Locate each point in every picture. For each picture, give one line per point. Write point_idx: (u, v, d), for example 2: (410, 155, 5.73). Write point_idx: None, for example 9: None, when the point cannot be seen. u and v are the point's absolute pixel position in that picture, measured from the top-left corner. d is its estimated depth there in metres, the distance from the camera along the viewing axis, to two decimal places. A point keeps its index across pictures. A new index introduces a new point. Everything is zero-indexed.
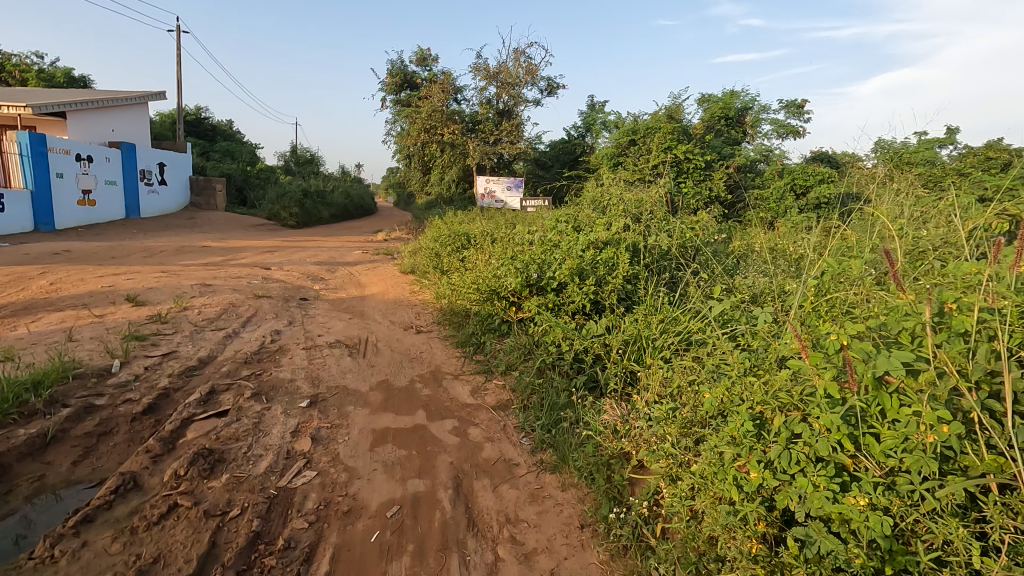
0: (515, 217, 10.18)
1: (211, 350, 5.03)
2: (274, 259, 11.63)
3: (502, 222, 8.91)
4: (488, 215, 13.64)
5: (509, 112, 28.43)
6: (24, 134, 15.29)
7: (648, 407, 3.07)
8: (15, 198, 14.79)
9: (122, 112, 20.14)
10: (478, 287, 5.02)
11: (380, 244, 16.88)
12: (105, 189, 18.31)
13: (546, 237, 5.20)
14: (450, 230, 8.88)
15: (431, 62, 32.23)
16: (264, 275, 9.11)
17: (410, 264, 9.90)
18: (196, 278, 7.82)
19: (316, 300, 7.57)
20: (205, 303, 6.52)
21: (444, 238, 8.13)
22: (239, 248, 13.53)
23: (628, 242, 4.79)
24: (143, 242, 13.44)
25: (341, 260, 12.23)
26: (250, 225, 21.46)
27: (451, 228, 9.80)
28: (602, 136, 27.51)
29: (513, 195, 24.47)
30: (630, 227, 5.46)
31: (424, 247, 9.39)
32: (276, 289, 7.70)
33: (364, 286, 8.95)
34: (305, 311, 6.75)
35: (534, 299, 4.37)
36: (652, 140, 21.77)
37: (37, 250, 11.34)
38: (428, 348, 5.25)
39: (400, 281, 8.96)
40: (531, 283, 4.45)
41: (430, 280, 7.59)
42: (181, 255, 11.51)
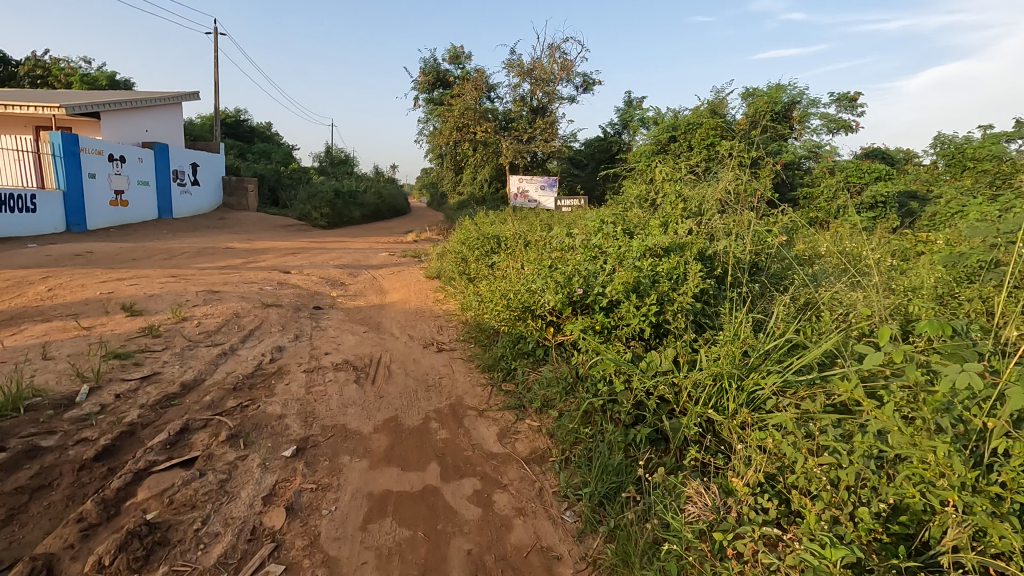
0: (551, 218, 9.35)
1: (199, 372, 4.33)
2: (296, 261, 11.11)
3: (536, 223, 8.08)
4: (520, 216, 12.84)
5: (543, 109, 27.62)
6: (57, 134, 15.29)
7: (754, 501, 2.16)
8: (48, 198, 14.83)
9: (155, 112, 20.17)
10: (509, 301, 4.20)
11: (409, 246, 16.32)
12: (137, 189, 18.32)
13: (590, 241, 4.32)
14: (479, 232, 8.12)
15: (465, 59, 31.68)
16: (280, 279, 8.51)
17: (436, 268, 9.18)
18: (204, 283, 7.25)
19: (330, 309, 6.88)
20: (207, 313, 5.89)
21: (472, 241, 7.34)
22: (263, 250, 13.12)
23: (695, 246, 3.88)
24: (168, 244, 13.17)
25: (366, 263, 11.64)
26: (280, 226, 21.24)
27: (480, 229, 9.03)
28: (640, 133, 26.38)
29: (547, 194, 23.64)
30: (693, 230, 4.54)
31: (451, 251, 8.64)
32: (288, 296, 7.05)
33: (385, 292, 8.26)
34: (315, 323, 6.05)
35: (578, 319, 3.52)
36: (694, 136, 20.61)
37: (60, 252, 11.13)
38: (450, 373, 4.45)
39: (424, 288, 8.23)
40: (575, 300, 3.60)
41: (456, 288, 6.82)
42: (202, 257, 11.11)
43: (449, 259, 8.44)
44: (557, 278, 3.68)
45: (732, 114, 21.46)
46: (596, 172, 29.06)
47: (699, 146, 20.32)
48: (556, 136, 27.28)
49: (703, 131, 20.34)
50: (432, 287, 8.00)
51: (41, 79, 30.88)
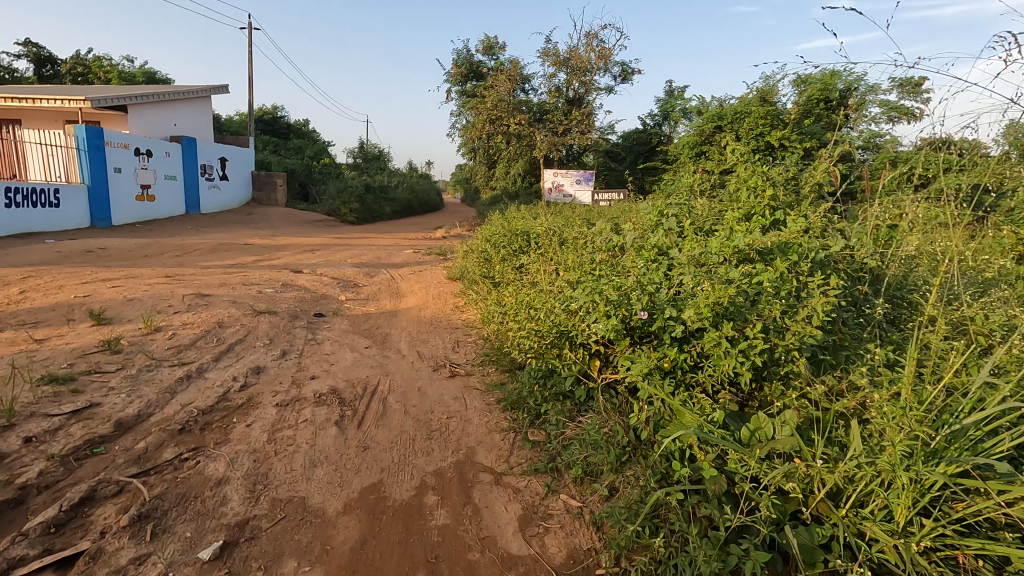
0: (591, 212, 8.26)
1: (146, 405, 3.43)
2: (311, 259, 10.33)
3: (573, 218, 7.00)
4: (555, 211, 11.75)
5: (579, 100, 26.41)
6: (81, 127, 15.04)
7: None
8: (71, 193, 14.60)
9: (184, 105, 19.91)
10: (540, 321, 3.15)
11: (437, 242, 15.43)
12: (164, 184, 18.05)
13: (650, 240, 3.23)
14: (506, 228, 7.10)
15: (499, 50, 30.67)
16: (287, 279, 7.68)
17: (460, 269, 8.20)
18: (197, 285, 6.45)
19: (334, 316, 5.96)
20: (186, 322, 5.03)
21: (497, 239, 6.30)
22: (281, 247, 12.47)
23: (804, 245, 2.75)
24: (185, 240, 12.69)
25: (387, 261, 10.78)
26: (307, 221, 20.70)
27: (509, 225, 8.01)
28: (683, 123, 24.82)
29: (583, 188, 22.43)
30: (786, 222, 3.39)
31: (475, 248, 7.62)
32: (287, 301, 6.17)
33: (400, 296, 7.31)
34: (311, 335, 5.11)
35: (639, 354, 2.44)
36: (743, 125, 19.03)
37: (71, 249, 10.69)
38: (464, 409, 3.43)
39: (444, 291, 7.25)
40: (634, 326, 2.52)
41: (478, 294, 5.79)
42: (214, 254, 10.46)
43: (472, 259, 7.44)
44: (607, 293, 2.59)
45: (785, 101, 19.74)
46: (635, 166, 27.62)
47: (748, 136, 18.73)
48: (593, 127, 26.01)
49: (752, 119, 18.76)
50: (454, 291, 7.02)
51: (82, 76, 31.52)
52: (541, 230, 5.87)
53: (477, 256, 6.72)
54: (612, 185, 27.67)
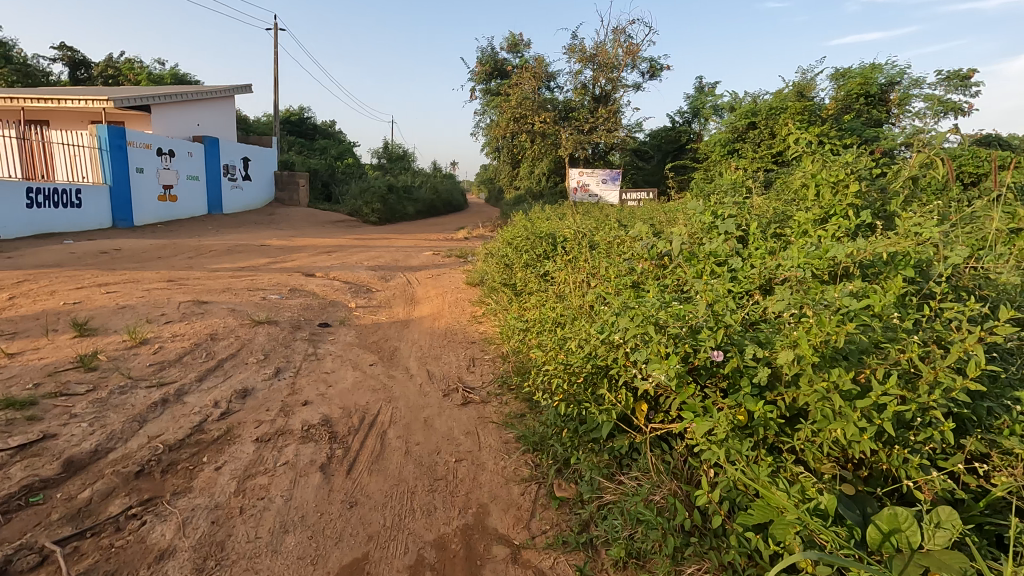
0: (621, 213, 7.63)
1: (106, 438, 2.94)
2: (326, 261, 9.92)
3: (602, 219, 6.39)
4: (581, 212, 11.11)
5: (606, 97, 25.66)
6: (104, 127, 15.01)
7: None
8: (93, 193, 14.56)
9: (207, 105, 19.87)
10: (574, 351, 2.61)
11: (459, 243, 14.93)
12: (186, 184, 18.01)
13: (712, 256, 2.75)
14: (530, 231, 6.53)
15: (524, 47, 30.11)
16: (296, 284, 7.25)
17: (480, 273, 7.65)
18: (197, 290, 6.03)
19: (340, 326, 5.45)
20: (176, 334, 4.57)
21: (519, 242, 5.73)
22: (298, 248, 12.13)
23: (912, 256, 2.17)
24: (202, 241, 12.46)
25: (405, 264, 10.31)
26: (329, 222, 20.45)
27: (533, 227, 7.43)
28: (713, 120, 23.89)
29: (609, 188, 21.72)
30: (868, 225, 2.83)
31: (496, 252, 7.06)
32: (291, 309, 5.69)
33: (415, 303, 6.78)
34: (311, 349, 4.60)
35: (710, 406, 1.89)
36: (778, 122, 18.10)
37: (85, 250, 10.52)
38: (478, 450, 2.88)
39: (462, 298, 6.70)
40: (700, 365, 1.96)
41: (498, 303, 5.23)
42: (228, 256, 10.14)
43: (493, 263, 6.89)
44: (664, 322, 2.03)
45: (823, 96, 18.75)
46: (663, 164, 26.77)
47: (783, 133, 17.81)
48: (620, 125, 25.27)
49: (788, 115, 17.83)
50: (472, 299, 6.47)
51: (113, 78, 32.07)
52: (568, 232, 5.29)
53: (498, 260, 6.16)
54: (639, 184, 26.87)
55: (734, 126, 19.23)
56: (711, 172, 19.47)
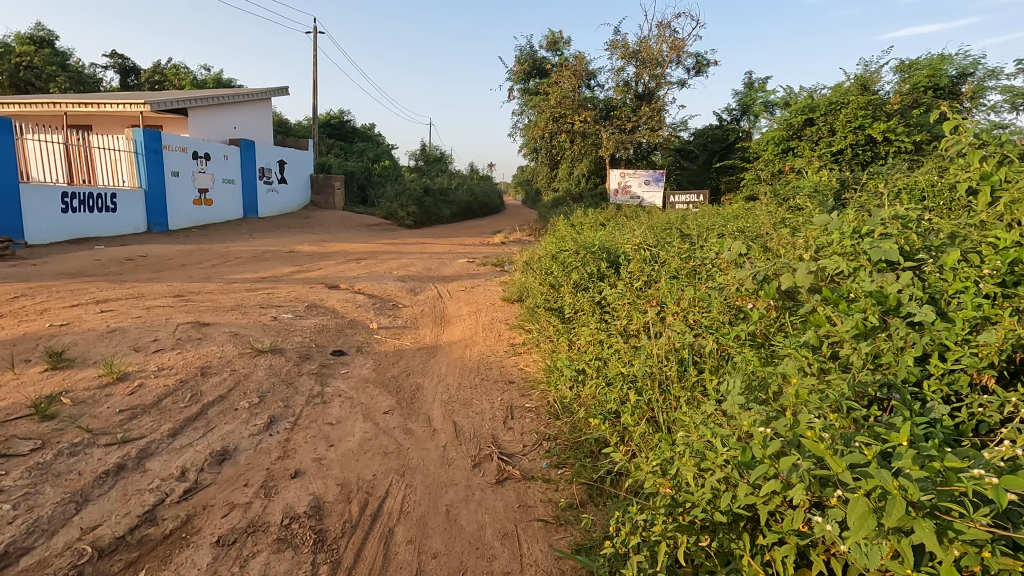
0: (678, 222, 6.66)
1: (24, 532, 2.20)
2: (353, 270, 9.31)
3: (660, 230, 5.47)
4: (627, 220, 10.15)
5: (650, 95, 24.53)
6: (140, 131, 14.97)
7: None
8: (128, 197, 14.50)
9: (244, 109, 19.81)
10: (718, 481, 1.75)
11: (495, 249, 14.14)
12: (221, 188, 17.91)
13: (893, 309, 1.88)
14: (576, 243, 5.69)
15: (563, 45, 29.23)
16: (315, 298, 6.60)
17: (519, 289, 6.81)
18: (202, 309, 5.41)
19: (357, 354, 4.71)
20: (162, 368, 3.89)
21: (567, 252, 4.84)
22: (327, 256, 11.61)
23: None
24: (230, 247, 12.07)
25: (436, 273, 9.60)
26: (363, 225, 20.04)
27: (577, 238, 6.55)
28: (765, 117, 22.39)
29: (653, 190, 20.55)
30: None
31: (538, 264, 6.21)
32: (302, 332, 4.97)
33: (444, 323, 5.98)
34: (317, 389, 3.86)
35: None
36: (839, 116, 16.46)
37: (110, 257, 10.25)
38: (519, 570, 2.09)
39: (498, 319, 5.87)
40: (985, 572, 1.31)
41: (544, 330, 4.37)
42: (253, 264, 9.66)
43: (535, 275, 6.02)
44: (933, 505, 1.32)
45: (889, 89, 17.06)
46: (709, 165, 25.29)
47: (845, 130, 16.15)
48: (664, 124, 23.99)
49: (849, 110, 16.20)
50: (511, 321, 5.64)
51: (160, 84, 32.90)
52: (628, 244, 4.37)
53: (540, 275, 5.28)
54: (684, 186, 25.48)
55: (790, 122, 17.57)
56: (764, 173, 17.98)
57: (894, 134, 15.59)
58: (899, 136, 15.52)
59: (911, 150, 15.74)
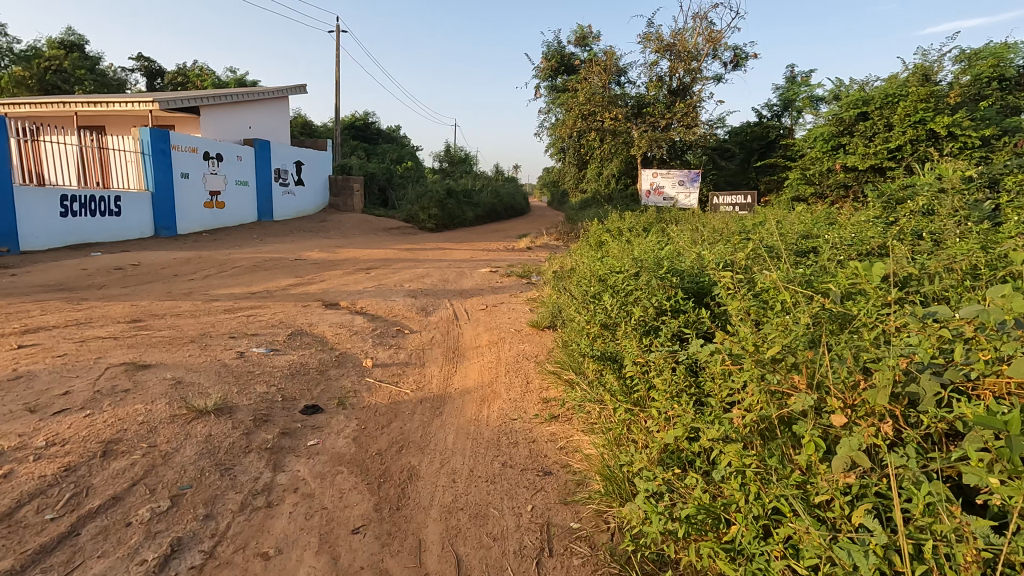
0: (749, 231, 5.28)
1: None
2: (361, 283, 8.21)
3: (743, 245, 4.13)
4: (674, 228, 8.80)
5: (684, 91, 23.13)
6: (146, 130, 14.23)
7: None
8: (134, 200, 13.73)
9: (259, 108, 19.08)
10: None
11: (520, 256, 12.90)
12: (234, 190, 17.16)
13: None
14: (633, 258, 4.37)
15: (592, 40, 27.87)
16: (303, 323, 5.47)
17: (551, 312, 5.53)
18: (153, 341, 4.30)
19: (336, 411, 3.51)
20: (51, 443, 2.74)
21: (623, 269, 3.54)
22: (337, 264, 10.55)
23: None
24: (231, 254, 11.10)
25: (454, 286, 8.41)
26: (382, 229, 19.05)
27: (629, 253, 5.25)
28: (811, 113, 20.73)
29: (687, 190, 19.07)
30: None
31: (578, 281, 4.91)
32: (269, 378, 3.78)
33: (456, 359, 4.73)
34: (264, 480, 2.65)
35: None
36: (896, 110, 14.26)
37: (99, 266, 9.38)
38: None
39: (524, 354, 4.60)
40: None
41: (593, 389, 3.10)
42: (252, 275, 8.64)
43: (573, 293, 4.73)
44: None
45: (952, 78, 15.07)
46: (747, 164, 23.62)
47: (904, 124, 14.02)
48: (699, 121, 22.45)
49: (908, 102, 14.11)
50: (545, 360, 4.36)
51: (183, 87, 32.82)
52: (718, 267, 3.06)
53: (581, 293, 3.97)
54: (721, 187, 23.83)
55: (840, 118, 15.42)
56: (811, 172, 16.21)
57: (960, 127, 13.48)
58: (966, 130, 13.40)
59: (981, 145, 13.61)
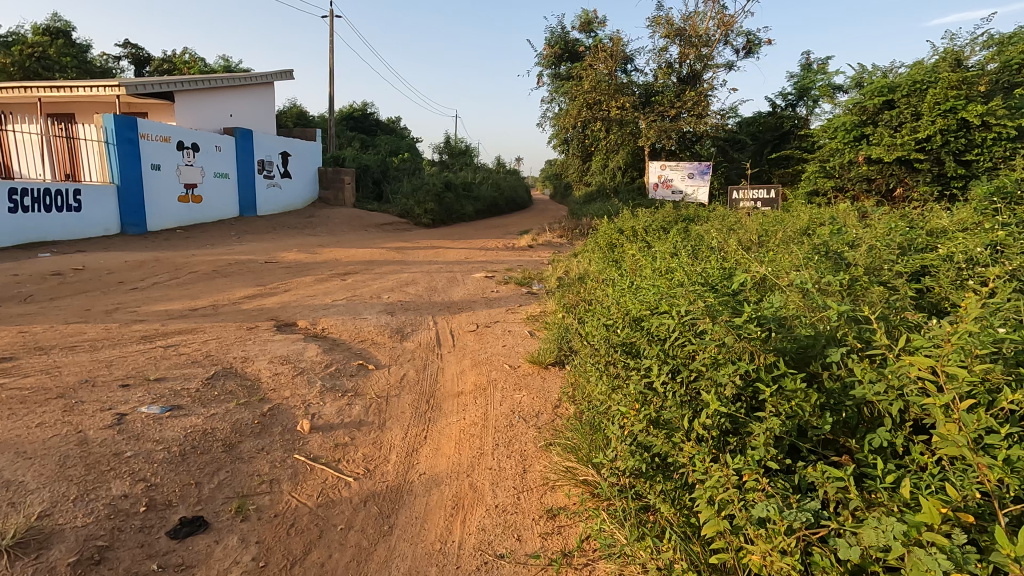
0: (820, 243, 3.96)
1: None
2: (333, 293, 6.99)
3: (833, 274, 2.88)
4: (698, 230, 7.50)
5: (695, 79, 21.82)
6: (111, 117, 13.01)
7: None
8: (96, 194, 12.50)
9: (241, 94, 17.79)
10: None
11: (520, 257, 11.66)
12: (213, 182, 15.92)
13: None
14: (678, 278, 3.11)
15: (597, 25, 26.46)
16: (236, 357, 4.23)
17: (556, 343, 4.27)
18: (1, 398, 3.08)
19: (234, 525, 2.30)
20: None
21: (680, 303, 2.30)
22: (313, 268, 9.32)
23: None
24: (194, 255, 9.87)
25: (442, 296, 7.19)
26: (374, 224, 17.84)
27: (663, 267, 3.95)
28: (830, 102, 19.39)
29: (698, 183, 17.71)
30: None
31: (599, 306, 3.64)
32: (140, 466, 2.55)
33: (429, 415, 3.49)
34: None
35: None
36: (924, 98, 12.58)
37: (37, 271, 8.18)
38: None
39: (519, 412, 3.36)
40: None
41: (631, 521, 1.94)
42: (207, 283, 7.43)
43: (592, 320, 3.45)
44: None
45: (980, 65, 13.58)
46: (760, 156, 22.27)
47: (933, 113, 12.32)
48: (710, 111, 21.10)
49: (937, 90, 12.53)
50: (551, 425, 3.12)
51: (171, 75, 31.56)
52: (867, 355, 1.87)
53: (611, 328, 2.74)
54: (733, 181, 22.42)
55: (862, 106, 13.65)
56: (831, 164, 14.47)
57: (994, 116, 11.80)
58: (1001, 119, 11.79)
59: (1017, 136, 12.01)
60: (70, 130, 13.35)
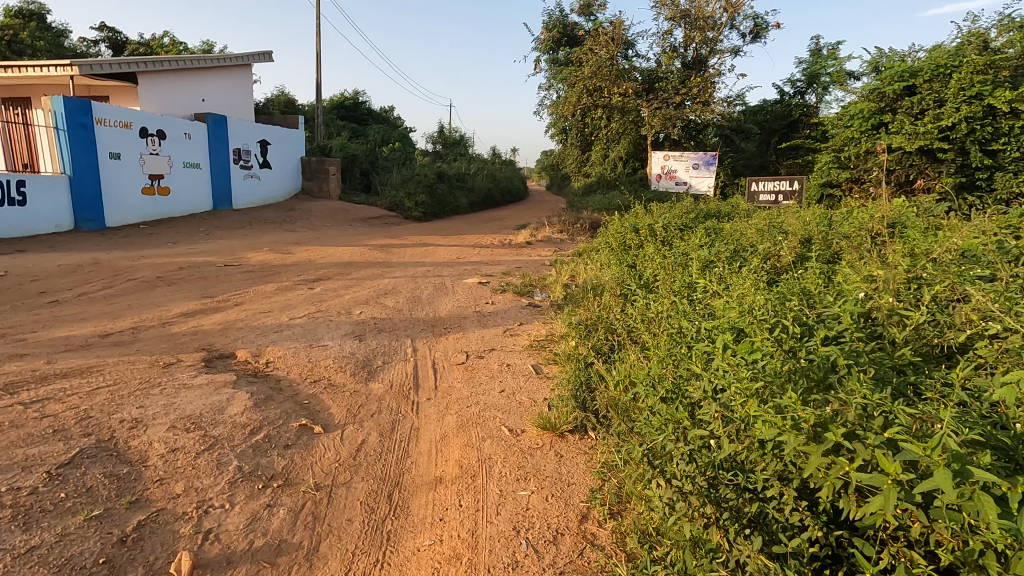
0: (953, 263, 2.77)
1: None
2: (292, 308, 5.77)
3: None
4: (731, 231, 6.28)
5: (700, 65, 20.54)
6: (60, 100, 11.62)
7: None
8: (46, 186, 11.17)
9: (214, 77, 16.39)
10: None
11: (519, 257, 10.44)
12: (182, 173, 14.59)
13: None
14: (791, 338, 2.04)
15: (597, 8, 25.05)
16: (123, 419, 3.00)
17: (570, 400, 3.09)
18: None
19: None
20: None
21: (917, 457, 1.35)
22: (279, 271, 8.06)
23: None
24: (143, 256, 8.58)
25: (425, 310, 5.97)
26: (360, 218, 16.57)
27: (741, 294, 2.77)
28: (844, 89, 18.12)
29: (703, 174, 16.55)
30: None
31: (658, 361, 2.49)
32: None
33: (384, 528, 2.30)
34: None
35: None
36: (950, 83, 11.04)
37: None
38: None
39: (526, 531, 2.21)
40: None
41: None
42: (142, 294, 6.18)
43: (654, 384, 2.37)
44: None
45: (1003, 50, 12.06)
46: (768, 146, 20.95)
47: (957, 99, 10.76)
48: (715, 98, 19.85)
49: (962, 74, 10.93)
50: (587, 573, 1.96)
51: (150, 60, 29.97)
52: None
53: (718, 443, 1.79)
54: (740, 172, 21.18)
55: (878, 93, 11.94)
56: (845, 154, 12.67)
57: None
58: None
59: None
60: (30, 116, 12.12)
